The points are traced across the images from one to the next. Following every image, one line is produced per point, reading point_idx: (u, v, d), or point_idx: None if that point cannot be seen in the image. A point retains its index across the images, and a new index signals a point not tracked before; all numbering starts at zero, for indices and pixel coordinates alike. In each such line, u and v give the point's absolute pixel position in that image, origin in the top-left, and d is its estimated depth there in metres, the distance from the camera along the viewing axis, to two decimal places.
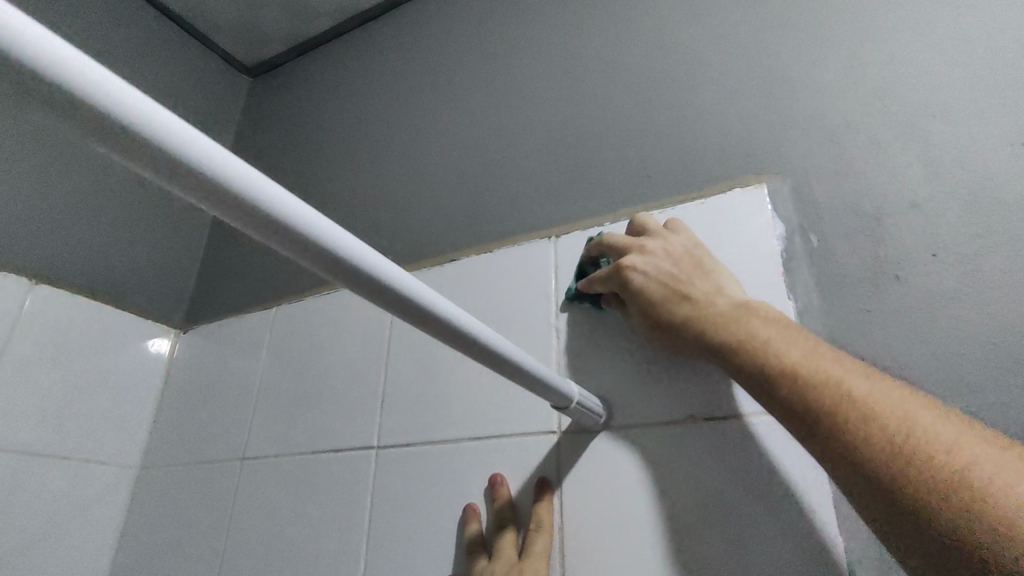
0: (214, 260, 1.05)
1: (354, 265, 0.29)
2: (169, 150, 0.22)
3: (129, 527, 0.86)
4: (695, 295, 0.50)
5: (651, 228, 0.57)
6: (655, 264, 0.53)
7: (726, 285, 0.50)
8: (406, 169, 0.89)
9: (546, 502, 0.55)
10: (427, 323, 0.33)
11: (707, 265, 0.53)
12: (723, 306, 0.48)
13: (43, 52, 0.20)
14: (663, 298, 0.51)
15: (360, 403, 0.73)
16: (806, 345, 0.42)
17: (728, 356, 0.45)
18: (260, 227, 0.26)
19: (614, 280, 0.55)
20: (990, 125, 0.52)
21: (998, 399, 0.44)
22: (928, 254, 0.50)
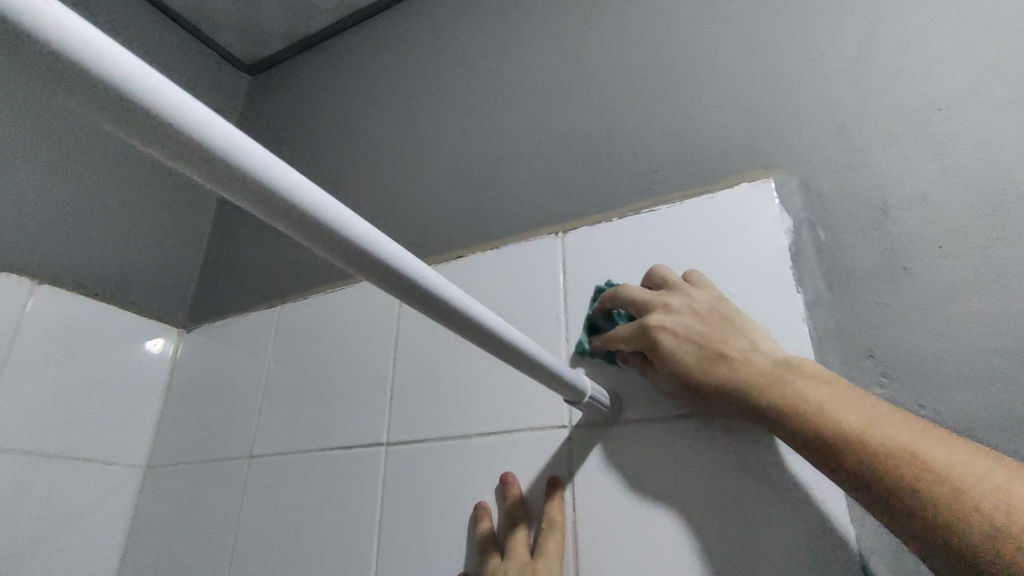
0: (217, 259, 1.04)
1: (375, 256, 0.30)
2: (203, 142, 0.23)
3: (137, 526, 0.86)
4: (731, 353, 0.48)
5: (672, 283, 0.56)
6: (683, 324, 0.51)
7: (760, 339, 0.49)
8: (410, 166, 0.89)
9: (558, 501, 0.56)
10: (442, 315, 0.34)
11: (735, 319, 0.51)
12: (764, 365, 0.47)
13: (84, 44, 0.20)
14: (698, 361, 0.49)
15: (369, 401, 0.74)
16: (865, 406, 0.41)
17: (783, 423, 0.44)
18: (288, 219, 0.26)
19: (641, 341, 0.53)
20: (996, 119, 0.53)
21: (1007, 389, 0.45)
22: (936, 247, 0.50)
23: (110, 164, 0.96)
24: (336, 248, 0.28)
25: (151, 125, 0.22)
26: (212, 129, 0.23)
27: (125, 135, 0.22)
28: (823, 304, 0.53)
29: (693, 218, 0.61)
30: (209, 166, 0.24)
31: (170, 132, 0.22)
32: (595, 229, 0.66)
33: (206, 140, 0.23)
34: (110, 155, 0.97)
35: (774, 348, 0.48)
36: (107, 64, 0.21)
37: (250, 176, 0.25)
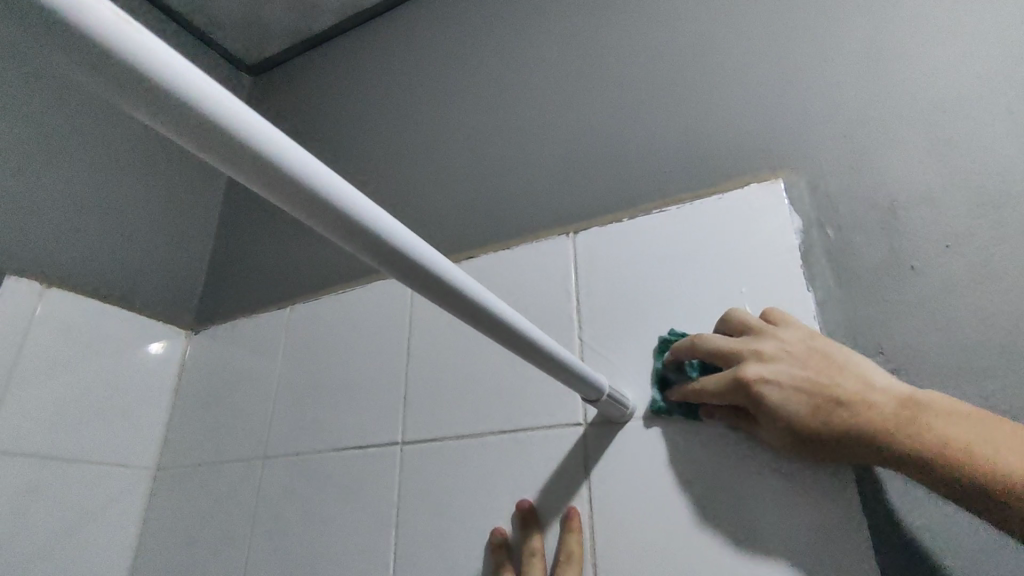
0: (222, 260, 1.05)
1: (404, 254, 0.30)
2: (245, 142, 0.23)
3: (149, 527, 0.87)
4: (847, 399, 0.45)
5: (752, 326, 0.52)
6: (785, 371, 0.47)
7: (866, 374, 0.46)
8: (418, 167, 0.90)
9: (575, 532, 0.56)
10: (464, 310, 0.34)
11: (836, 355, 0.47)
12: (889, 408, 0.44)
13: (133, 46, 0.21)
14: (814, 413, 0.46)
15: (382, 400, 0.74)
16: (1009, 442, 0.40)
17: (934, 472, 0.41)
18: (328, 221, 0.27)
19: (741, 397, 0.49)
20: (997, 121, 0.54)
21: (1011, 383, 0.46)
22: (941, 246, 0.52)
23: (116, 167, 0.96)
24: (375, 253, 0.29)
25: (211, 135, 0.23)
26: (267, 139, 0.24)
27: (185, 144, 0.23)
28: (833, 302, 0.54)
29: (703, 218, 0.62)
30: (263, 174, 0.24)
31: (228, 142, 0.23)
32: (605, 229, 0.68)
33: (261, 150, 0.24)
34: (115, 157, 0.97)
35: (886, 383, 0.45)
36: (163, 70, 0.21)
37: (300, 184, 0.25)
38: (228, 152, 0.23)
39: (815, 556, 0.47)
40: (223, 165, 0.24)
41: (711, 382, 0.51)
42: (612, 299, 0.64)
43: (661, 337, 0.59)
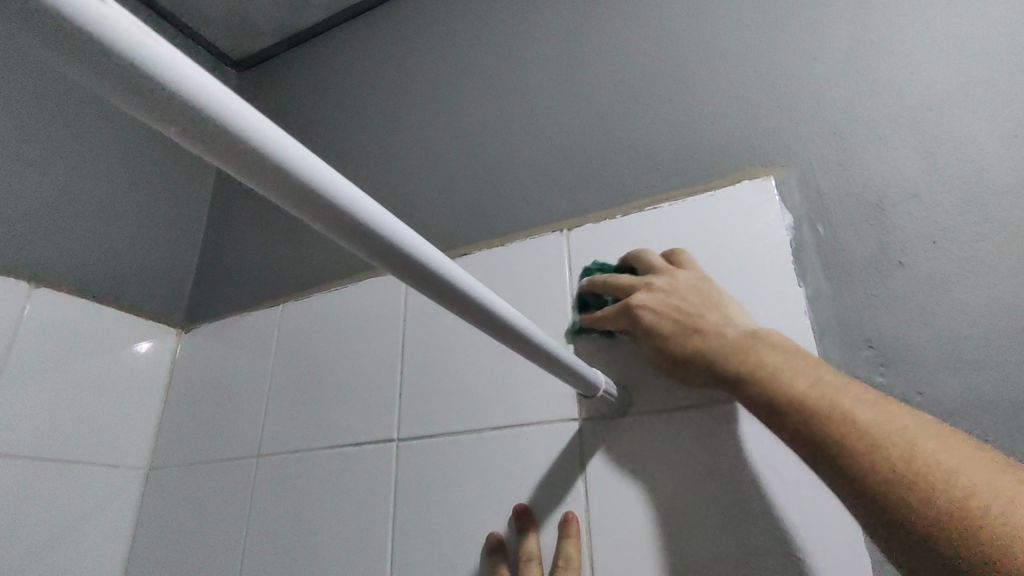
0: (212, 258, 1.04)
1: (416, 259, 0.31)
2: (268, 156, 0.24)
3: (142, 527, 0.86)
4: (704, 326, 0.50)
5: (654, 266, 0.58)
6: (662, 301, 0.54)
7: (735, 315, 0.51)
8: (410, 163, 0.89)
9: (572, 536, 0.56)
10: (470, 311, 0.35)
11: (714, 296, 0.53)
12: (733, 336, 0.49)
13: (165, 66, 0.21)
14: (673, 333, 0.52)
15: (377, 397, 0.75)
16: (821, 372, 0.43)
17: (742, 387, 0.45)
18: (345, 230, 0.28)
19: (624, 316, 0.56)
20: (982, 118, 0.55)
21: (996, 374, 0.48)
22: (928, 241, 0.53)
23: (103, 164, 0.95)
24: (384, 255, 0.29)
25: (237, 150, 0.23)
26: (279, 145, 0.24)
27: (198, 152, 0.23)
28: (823, 297, 0.55)
29: (695, 214, 0.63)
30: (286, 186, 0.25)
31: (252, 155, 0.24)
32: (598, 225, 0.68)
33: (274, 156, 0.24)
34: (103, 154, 0.96)
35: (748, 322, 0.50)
36: (192, 87, 0.22)
37: (312, 189, 0.26)
38: (243, 158, 0.24)
39: (808, 547, 0.48)
40: (236, 171, 0.24)
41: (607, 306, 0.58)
42: None
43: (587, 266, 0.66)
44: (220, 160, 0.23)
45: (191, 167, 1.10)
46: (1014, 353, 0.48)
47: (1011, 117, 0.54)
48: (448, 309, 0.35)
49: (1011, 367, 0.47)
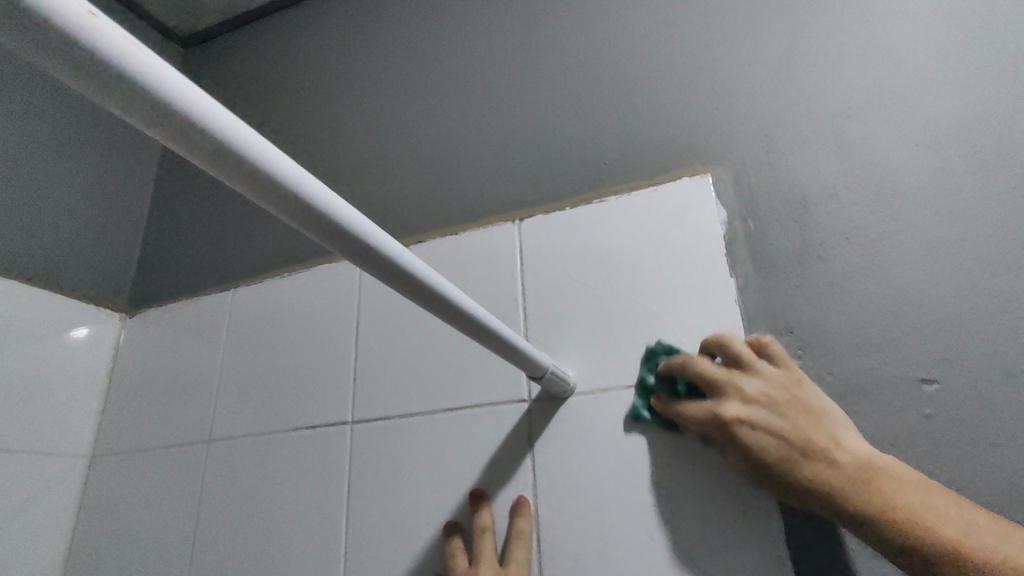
0: (157, 242, 1.01)
1: (373, 248, 0.33)
2: (236, 150, 0.26)
3: (85, 515, 0.85)
4: (816, 449, 0.47)
5: (740, 363, 0.53)
6: (760, 415, 0.49)
7: (841, 433, 0.48)
8: (363, 149, 0.89)
9: (525, 514, 0.59)
10: (423, 296, 0.38)
11: (816, 408, 0.49)
12: (850, 467, 0.45)
13: (141, 67, 0.23)
14: (779, 458, 0.48)
15: (330, 382, 0.76)
16: (959, 520, 0.42)
17: (872, 530, 0.43)
18: (305, 219, 0.30)
19: (714, 426, 0.51)
20: (893, 127, 0.61)
21: (895, 356, 0.53)
22: (844, 236, 0.59)
23: (39, 142, 0.91)
24: (346, 245, 0.32)
25: (206, 144, 0.25)
26: (227, 126, 0.26)
27: (146, 128, 0.25)
28: (752, 287, 0.60)
29: (639, 208, 0.67)
30: (253, 179, 0.27)
31: (221, 150, 0.26)
32: (549, 217, 0.71)
33: (242, 151, 0.26)
34: (41, 131, 0.91)
35: (859, 441, 0.47)
36: (166, 86, 0.24)
37: (275, 181, 0.28)
38: (189, 137, 0.25)
39: (733, 513, 0.53)
40: (209, 167, 0.26)
41: (689, 405, 0.53)
42: (555, 283, 0.68)
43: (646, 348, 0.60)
44: (192, 154, 0.25)
45: (134, 149, 1.06)
46: (910, 337, 0.54)
47: (917, 128, 0.60)
48: (403, 295, 0.37)
49: (907, 349, 0.53)
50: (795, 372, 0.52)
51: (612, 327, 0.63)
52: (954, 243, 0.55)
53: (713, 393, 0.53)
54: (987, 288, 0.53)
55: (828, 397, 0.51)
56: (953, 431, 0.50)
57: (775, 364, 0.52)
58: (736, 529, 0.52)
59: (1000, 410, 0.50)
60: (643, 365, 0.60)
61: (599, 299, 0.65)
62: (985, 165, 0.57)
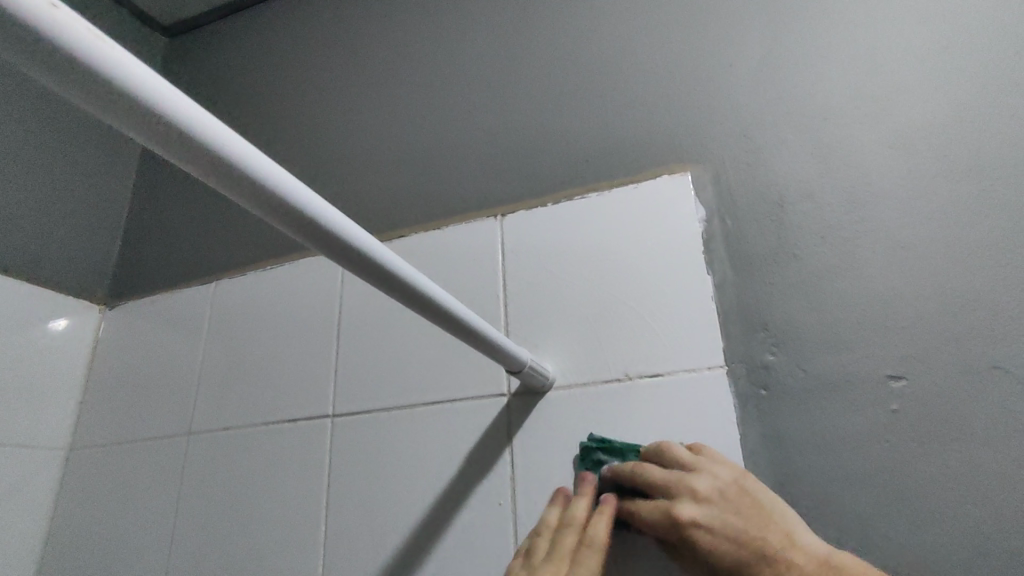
0: (138, 233, 1.01)
1: (345, 240, 0.33)
2: (202, 140, 0.26)
3: (62, 507, 0.84)
4: (775, 554, 0.45)
5: (686, 463, 0.50)
6: (717, 516, 0.47)
7: (794, 531, 0.47)
8: (347, 142, 0.89)
9: (608, 516, 0.50)
10: (398, 290, 0.38)
11: (767, 507, 0.48)
12: (814, 568, 0.45)
13: (104, 55, 0.23)
14: (742, 566, 0.45)
15: (312, 376, 0.76)
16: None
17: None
18: (275, 212, 0.30)
19: (668, 532, 0.48)
20: (868, 129, 0.62)
21: (864, 355, 0.55)
22: (818, 236, 0.60)
23: (19, 131, 0.89)
24: (316, 237, 0.32)
25: (172, 135, 0.25)
26: (211, 130, 0.26)
27: (131, 132, 0.25)
28: (728, 285, 0.61)
29: (620, 205, 0.67)
30: (220, 169, 0.27)
31: (188, 140, 0.26)
32: (530, 212, 0.72)
33: (208, 142, 0.26)
34: (20, 118, 0.90)
35: (810, 540, 0.46)
36: (129, 77, 0.24)
37: (243, 172, 0.28)
38: (174, 138, 0.25)
39: None
40: (176, 157, 0.26)
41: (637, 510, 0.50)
42: (535, 279, 0.68)
43: (583, 441, 0.59)
44: (157, 143, 0.25)
45: (116, 138, 1.05)
46: (880, 335, 0.55)
47: (892, 130, 0.62)
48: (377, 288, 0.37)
49: (877, 348, 0.54)
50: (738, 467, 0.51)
51: (591, 322, 0.64)
52: (924, 243, 0.57)
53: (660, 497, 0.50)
54: (954, 289, 0.54)
55: (771, 491, 0.50)
56: (920, 426, 0.52)
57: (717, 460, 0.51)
58: None
59: (964, 406, 0.51)
60: (578, 467, 0.58)
61: (579, 295, 0.66)
62: (956, 167, 0.58)
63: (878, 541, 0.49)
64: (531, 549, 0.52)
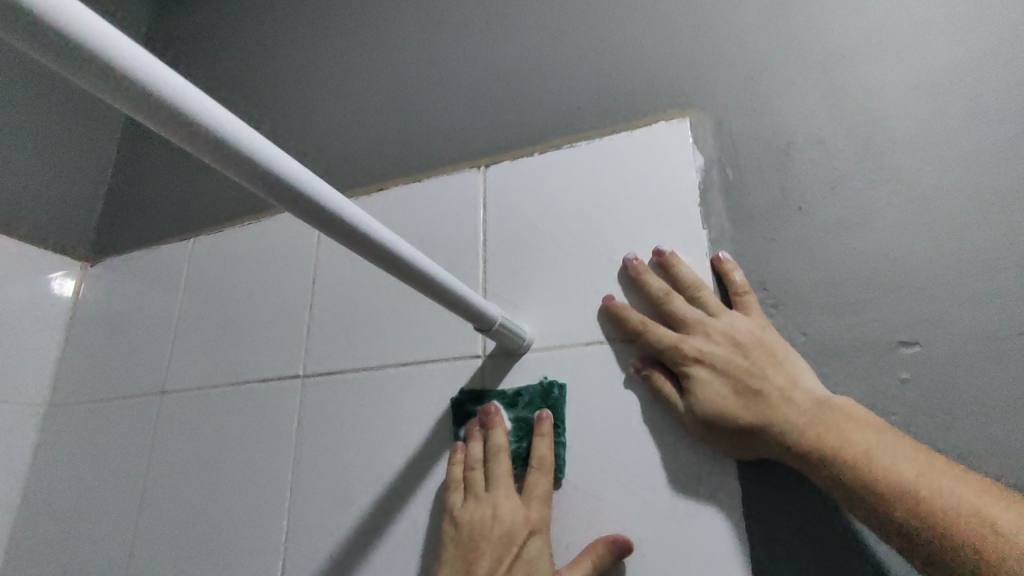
0: (121, 189, 0.97)
1: (280, 176, 0.28)
2: (76, 37, 0.21)
3: (40, 463, 0.83)
4: (767, 388, 0.45)
5: (711, 309, 0.51)
6: (721, 354, 0.48)
7: (800, 372, 0.46)
8: (331, 93, 0.84)
9: (545, 436, 0.53)
10: (354, 240, 0.33)
11: (779, 352, 0.47)
12: (804, 404, 0.44)
13: None
14: (732, 396, 0.46)
15: (286, 335, 0.72)
16: (906, 457, 0.39)
17: (822, 466, 0.41)
18: (187, 135, 0.25)
19: (672, 357, 0.50)
20: (890, 69, 0.56)
21: (872, 318, 0.49)
22: (827, 187, 0.54)
23: None
24: (245, 170, 0.27)
25: (37, 28, 0.21)
26: (90, 25, 0.22)
27: (28, 49, 0.21)
28: (724, 241, 0.55)
29: (612, 154, 0.62)
30: (104, 77, 0.22)
31: (57, 36, 0.21)
32: (516, 163, 0.66)
33: (87, 41, 0.22)
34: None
35: (813, 382, 0.45)
36: None
37: (138, 83, 0.23)
38: (76, 57, 0.22)
39: (688, 479, 0.49)
40: (50, 60, 0.22)
41: (650, 329, 0.52)
42: (518, 234, 0.63)
43: (456, 394, 0.60)
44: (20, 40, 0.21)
45: None
46: (893, 296, 0.49)
47: (916, 70, 0.55)
48: (329, 237, 0.32)
49: (889, 310, 0.49)
50: (765, 321, 0.50)
51: (574, 281, 0.59)
52: (949, 194, 0.50)
53: (680, 329, 0.52)
54: (980, 244, 0.48)
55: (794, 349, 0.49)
56: (931, 397, 0.46)
57: (745, 309, 0.50)
58: (690, 497, 0.49)
59: (986, 377, 0.45)
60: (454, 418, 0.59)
61: (563, 250, 0.61)
62: (988, 109, 0.51)
63: None
64: (469, 483, 0.53)
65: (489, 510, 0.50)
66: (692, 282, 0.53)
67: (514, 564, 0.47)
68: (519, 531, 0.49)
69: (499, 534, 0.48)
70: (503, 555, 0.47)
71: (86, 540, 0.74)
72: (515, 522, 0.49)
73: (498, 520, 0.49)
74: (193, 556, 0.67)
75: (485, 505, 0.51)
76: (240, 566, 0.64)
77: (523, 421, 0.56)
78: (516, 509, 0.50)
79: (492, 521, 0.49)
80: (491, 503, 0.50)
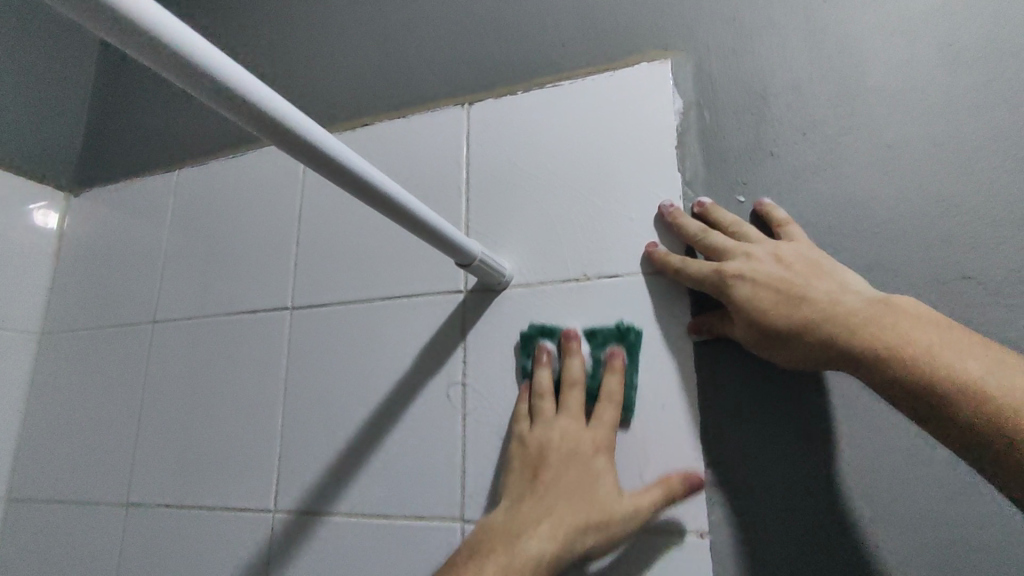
0: (100, 117, 0.95)
1: (196, 64, 0.28)
2: None
3: (36, 388, 0.86)
4: (816, 299, 0.45)
5: (753, 237, 0.51)
6: (765, 271, 0.48)
7: (851, 283, 0.46)
8: (314, 22, 0.82)
9: (614, 401, 0.52)
10: (282, 138, 0.33)
11: (825, 267, 0.47)
12: (856, 307, 0.44)
13: None
14: (778, 307, 0.46)
15: (273, 268, 0.74)
16: (964, 350, 0.40)
17: (877, 368, 0.42)
18: (98, 17, 0.24)
19: (712, 284, 0.50)
20: (869, 14, 0.56)
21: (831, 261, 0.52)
22: (798, 132, 0.55)
23: None
24: (156, 52, 0.26)
25: None
26: None
27: None
28: (697, 184, 0.57)
29: (594, 93, 0.62)
30: None
31: None
32: (499, 101, 0.67)
33: None
34: None
35: (862, 289, 0.46)
36: None
37: None
38: None
39: (653, 405, 0.53)
40: None
41: (690, 264, 0.52)
42: (499, 172, 0.65)
43: (524, 329, 0.59)
44: None
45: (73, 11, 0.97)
46: (851, 239, 0.52)
47: (895, 15, 0.55)
48: (259, 134, 0.32)
49: (846, 253, 0.51)
50: (808, 244, 0.50)
51: (554, 221, 0.61)
52: (912, 142, 0.52)
53: (717, 257, 0.51)
54: (935, 191, 0.51)
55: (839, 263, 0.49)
56: None
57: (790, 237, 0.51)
58: (653, 423, 0.53)
59: None
60: (519, 354, 0.59)
61: (543, 190, 0.62)
62: (961, 59, 0.53)
63: (822, 451, 0.49)
64: (534, 408, 0.54)
65: (557, 432, 0.51)
66: (733, 221, 0.53)
67: (580, 476, 0.48)
68: (588, 450, 0.50)
69: (567, 452, 0.50)
70: (567, 470, 0.49)
71: (88, 459, 0.79)
72: (582, 443, 0.50)
73: (565, 440, 0.50)
74: (191, 473, 0.71)
75: (552, 427, 0.51)
76: (236, 483, 0.69)
77: (600, 358, 0.56)
78: (584, 435, 0.51)
79: (559, 441, 0.50)
80: (561, 425, 0.51)
